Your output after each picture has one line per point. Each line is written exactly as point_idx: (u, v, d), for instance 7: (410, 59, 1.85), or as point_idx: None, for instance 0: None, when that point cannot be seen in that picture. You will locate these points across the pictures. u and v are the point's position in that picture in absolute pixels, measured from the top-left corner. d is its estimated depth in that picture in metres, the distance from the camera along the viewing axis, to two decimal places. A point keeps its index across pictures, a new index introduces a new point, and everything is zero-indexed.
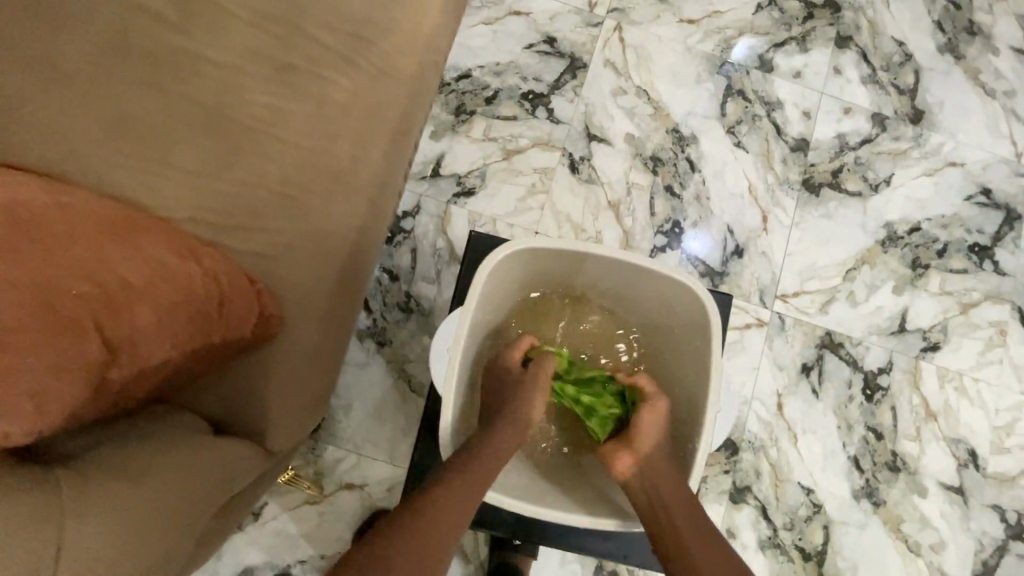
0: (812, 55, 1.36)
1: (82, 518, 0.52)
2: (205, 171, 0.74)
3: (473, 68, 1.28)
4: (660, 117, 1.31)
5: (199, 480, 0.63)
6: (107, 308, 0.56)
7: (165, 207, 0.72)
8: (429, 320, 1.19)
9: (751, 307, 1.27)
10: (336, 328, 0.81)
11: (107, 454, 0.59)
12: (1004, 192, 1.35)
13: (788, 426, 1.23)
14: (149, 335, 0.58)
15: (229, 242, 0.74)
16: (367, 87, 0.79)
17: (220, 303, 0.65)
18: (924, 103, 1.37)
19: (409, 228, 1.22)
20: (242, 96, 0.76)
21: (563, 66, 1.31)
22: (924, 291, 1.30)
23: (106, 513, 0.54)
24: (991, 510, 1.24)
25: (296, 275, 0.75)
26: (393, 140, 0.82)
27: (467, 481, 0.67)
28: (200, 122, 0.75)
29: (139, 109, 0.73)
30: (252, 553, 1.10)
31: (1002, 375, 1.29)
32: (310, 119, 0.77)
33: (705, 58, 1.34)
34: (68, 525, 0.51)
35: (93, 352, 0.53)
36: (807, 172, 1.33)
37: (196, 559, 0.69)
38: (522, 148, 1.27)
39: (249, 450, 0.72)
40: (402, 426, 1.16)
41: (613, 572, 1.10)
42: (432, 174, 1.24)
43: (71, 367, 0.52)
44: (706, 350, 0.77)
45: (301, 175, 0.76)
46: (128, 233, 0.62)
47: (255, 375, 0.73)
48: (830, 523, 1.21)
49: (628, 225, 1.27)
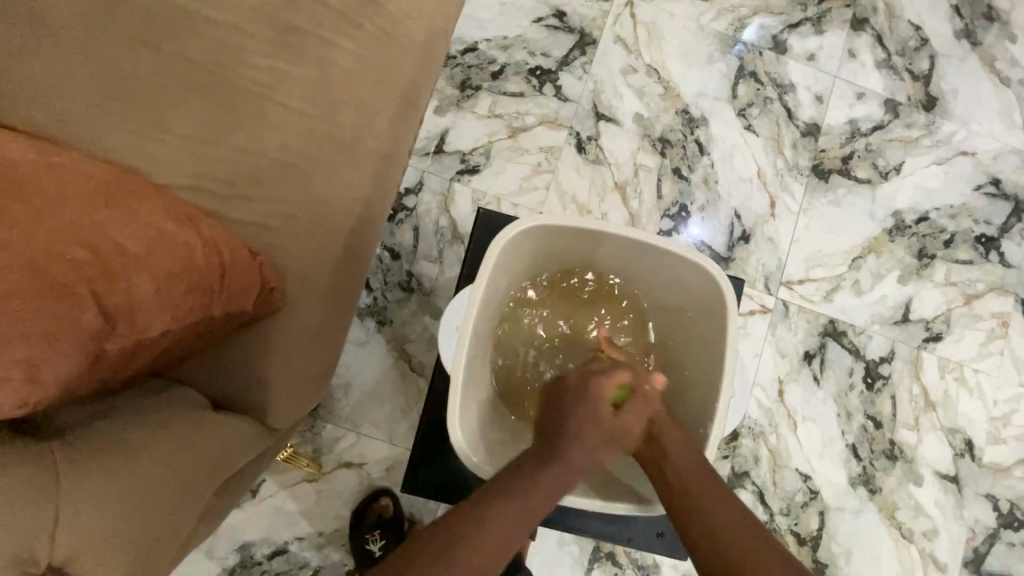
0: (826, 37, 1.33)
1: (78, 494, 0.51)
2: (204, 138, 0.71)
3: (479, 41, 1.24)
4: (670, 97, 1.28)
5: (197, 458, 0.62)
6: (104, 276, 0.53)
7: (163, 175, 0.69)
8: (431, 300, 1.17)
9: (756, 293, 1.25)
10: (339, 303, 0.79)
11: (106, 426, 0.58)
12: (1014, 183, 1.34)
13: (788, 412, 1.23)
14: (148, 306, 0.56)
15: (229, 212, 0.71)
16: (373, 52, 0.76)
17: (221, 276, 0.62)
18: (938, 90, 1.34)
19: (411, 205, 1.19)
20: (242, 59, 0.72)
21: (572, 41, 1.27)
22: (930, 281, 1.29)
23: (105, 491, 0.53)
24: (985, 499, 1.25)
25: (300, 248, 0.73)
26: (399, 110, 0.79)
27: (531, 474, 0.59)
28: (198, 84, 0.71)
29: (136, 69, 0.69)
30: (248, 529, 1.09)
31: (1002, 366, 1.29)
32: (313, 84, 0.74)
33: (718, 38, 1.31)
34: (64, 499, 0.50)
35: (90, 322, 0.51)
36: (817, 158, 1.30)
37: (196, 535, 0.68)
38: (528, 126, 1.24)
39: (249, 426, 0.71)
40: (402, 405, 1.15)
41: (610, 554, 1.11)
42: (436, 150, 1.21)
43: (68, 336, 0.50)
44: (721, 335, 0.77)
45: (304, 144, 0.73)
46: (124, 198, 0.59)
47: (256, 351, 0.71)
48: (826, 509, 1.22)
49: (634, 207, 1.25)
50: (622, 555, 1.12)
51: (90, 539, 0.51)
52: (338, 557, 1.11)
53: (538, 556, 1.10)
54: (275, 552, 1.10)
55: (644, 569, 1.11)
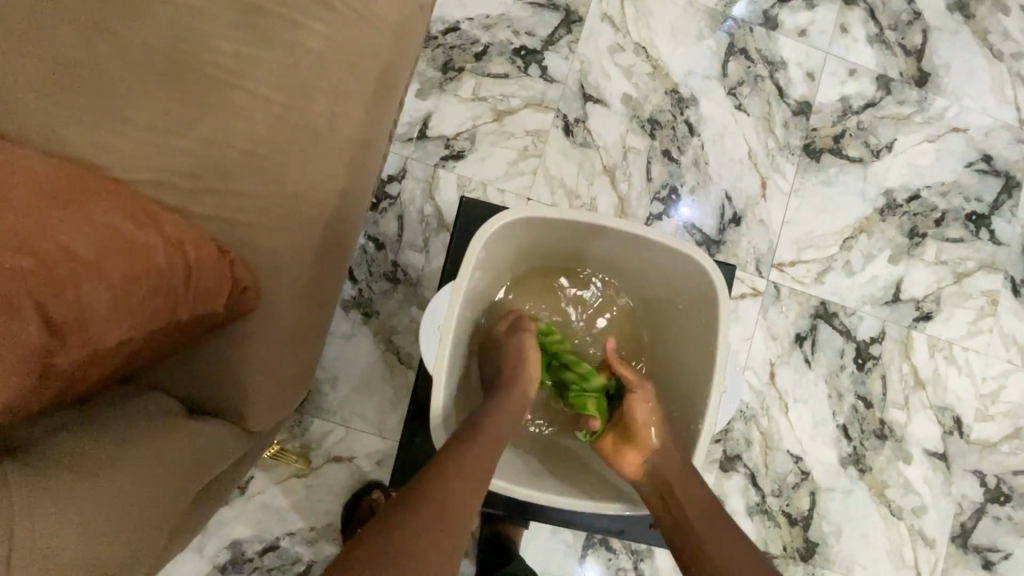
0: (817, 12, 1.30)
1: (36, 515, 0.49)
2: (165, 129, 0.67)
3: (461, 21, 1.19)
4: (660, 77, 1.25)
5: (169, 470, 0.60)
6: (50, 285, 0.50)
7: (123, 169, 0.65)
8: (417, 290, 1.15)
9: (747, 275, 1.24)
10: (318, 299, 0.77)
11: (69, 439, 0.56)
12: (1005, 159, 1.32)
13: (779, 395, 1.23)
14: (101, 315, 0.52)
15: (196, 207, 0.68)
16: (345, 34, 0.72)
17: (188, 277, 0.60)
18: (931, 65, 1.31)
19: (395, 192, 1.16)
20: (204, 42, 0.68)
21: (557, 20, 1.22)
22: (920, 261, 1.28)
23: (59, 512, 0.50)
24: (972, 475, 1.26)
25: (273, 244, 0.70)
26: (376, 96, 0.75)
27: (495, 432, 0.66)
28: (157, 72, 0.67)
29: (89, 55, 0.65)
30: (238, 526, 1.07)
31: (991, 344, 1.29)
32: (279, 71, 0.70)
33: (707, 14, 1.27)
34: (20, 528, 0.48)
35: (32, 337, 0.48)
36: (809, 137, 1.28)
37: (173, 545, 0.66)
38: (514, 109, 1.20)
39: (224, 431, 0.68)
40: (391, 398, 1.13)
41: (604, 542, 1.11)
42: (419, 136, 1.17)
43: (10, 357, 0.47)
44: (712, 324, 0.75)
45: (271, 134, 0.70)
46: (77, 197, 0.56)
47: (230, 354, 0.69)
48: (817, 490, 1.22)
49: (623, 190, 1.22)
50: (615, 540, 1.12)
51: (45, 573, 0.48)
52: (332, 551, 1.10)
53: (532, 544, 1.10)
54: (266, 548, 1.08)
55: (637, 553, 1.11)
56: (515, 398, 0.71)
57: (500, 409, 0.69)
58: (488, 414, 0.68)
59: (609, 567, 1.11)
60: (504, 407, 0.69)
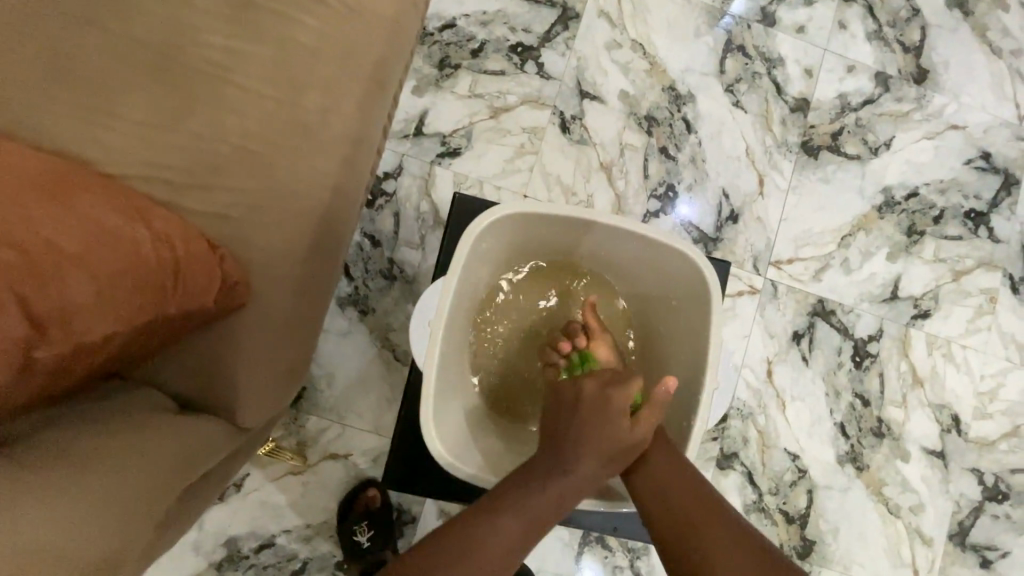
0: (816, 8, 1.29)
1: (21, 504, 0.49)
2: (155, 124, 0.67)
3: (457, 17, 1.19)
4: (657, 74, 1.24)
5: (157, 465, 0.60)
6: (33, 278, 0.50)
7: (113, 164, 0.65)
8: (413, 288, 1.14)
9: (745, 273, 1.23)
10: (311, 295, 0.76)
11: (55, 436, 0.56)
12: (1004, 157, 1.32)
13: (777, 392, 1.23)
14: (87, 309, 0.52)
15: (187, 202, 0.68)
16: (337, 29, 0.72)
17: (176, 272, 0.60)
18: (929, 62, 1.31)
19: (391, 189, 1.15)
20: (195, 37, 0.68)
21: (554, 16, 1.22)
22: (918, 258, 1.28)
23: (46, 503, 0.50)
24: (970, 473, 1.26)
25: (265, 240, 0.70)
26: (369, 91, 0.75)
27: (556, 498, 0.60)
28: (148, 66, 0.67)
29: (79, 50, 0.65)
30: (234, 523, 1.07)
31: (989, 342, 1.29)
32: (270, 66, 0.70)
33: (704, 10, 1.26)
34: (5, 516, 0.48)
35: (15, 330, 0.48)
36: (807, 134, 1.27)
37: (162, 541, 0.66)
38: (510, 106, 1.20)
39: (213, 427, 0.69)
40: (387, 395, 1.13)
41: (601, 539, 1.11)
42: (415, 133, 1.17)
43: None
44: (706, 321, 0.75)
45: (262, 129, 0.70)
46: (64, 191, 0.56)
47: (221, 349, 0.69)
48: (815, 488, 1.22)
49: (620, 187, 1.21)
50: (611, 538, 1.12)
51: (31, 567, 0.47)
52: (328, 548, 1.10)
53: None
54: (262, 545, 1.08)
55: (633, 551, 1.11)
56: (592, 464, 0.61)
57: (570, 475, 0.60)
58: (555, 477, 0.60)
59: (606, 565, 1.10)
60: (577, 475, 0.61)
